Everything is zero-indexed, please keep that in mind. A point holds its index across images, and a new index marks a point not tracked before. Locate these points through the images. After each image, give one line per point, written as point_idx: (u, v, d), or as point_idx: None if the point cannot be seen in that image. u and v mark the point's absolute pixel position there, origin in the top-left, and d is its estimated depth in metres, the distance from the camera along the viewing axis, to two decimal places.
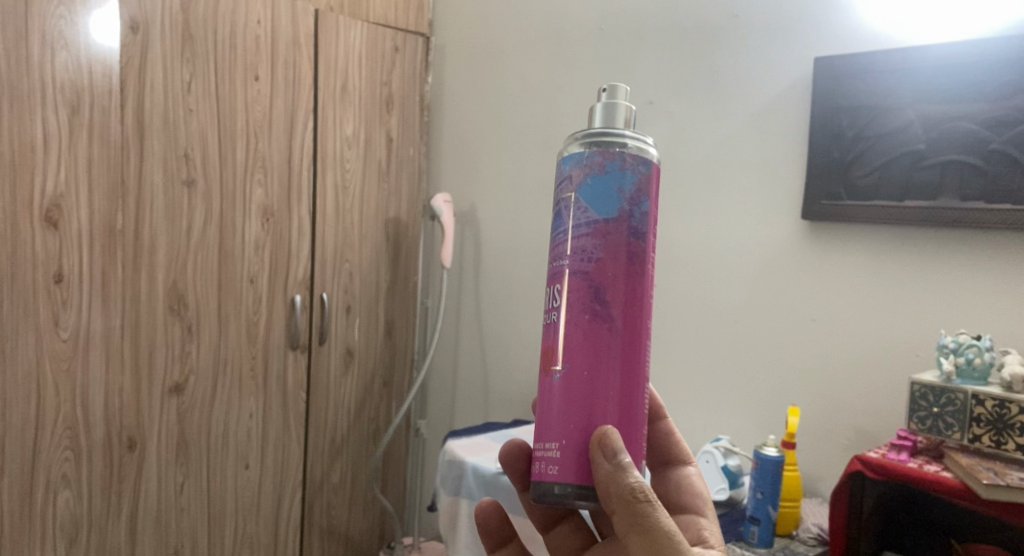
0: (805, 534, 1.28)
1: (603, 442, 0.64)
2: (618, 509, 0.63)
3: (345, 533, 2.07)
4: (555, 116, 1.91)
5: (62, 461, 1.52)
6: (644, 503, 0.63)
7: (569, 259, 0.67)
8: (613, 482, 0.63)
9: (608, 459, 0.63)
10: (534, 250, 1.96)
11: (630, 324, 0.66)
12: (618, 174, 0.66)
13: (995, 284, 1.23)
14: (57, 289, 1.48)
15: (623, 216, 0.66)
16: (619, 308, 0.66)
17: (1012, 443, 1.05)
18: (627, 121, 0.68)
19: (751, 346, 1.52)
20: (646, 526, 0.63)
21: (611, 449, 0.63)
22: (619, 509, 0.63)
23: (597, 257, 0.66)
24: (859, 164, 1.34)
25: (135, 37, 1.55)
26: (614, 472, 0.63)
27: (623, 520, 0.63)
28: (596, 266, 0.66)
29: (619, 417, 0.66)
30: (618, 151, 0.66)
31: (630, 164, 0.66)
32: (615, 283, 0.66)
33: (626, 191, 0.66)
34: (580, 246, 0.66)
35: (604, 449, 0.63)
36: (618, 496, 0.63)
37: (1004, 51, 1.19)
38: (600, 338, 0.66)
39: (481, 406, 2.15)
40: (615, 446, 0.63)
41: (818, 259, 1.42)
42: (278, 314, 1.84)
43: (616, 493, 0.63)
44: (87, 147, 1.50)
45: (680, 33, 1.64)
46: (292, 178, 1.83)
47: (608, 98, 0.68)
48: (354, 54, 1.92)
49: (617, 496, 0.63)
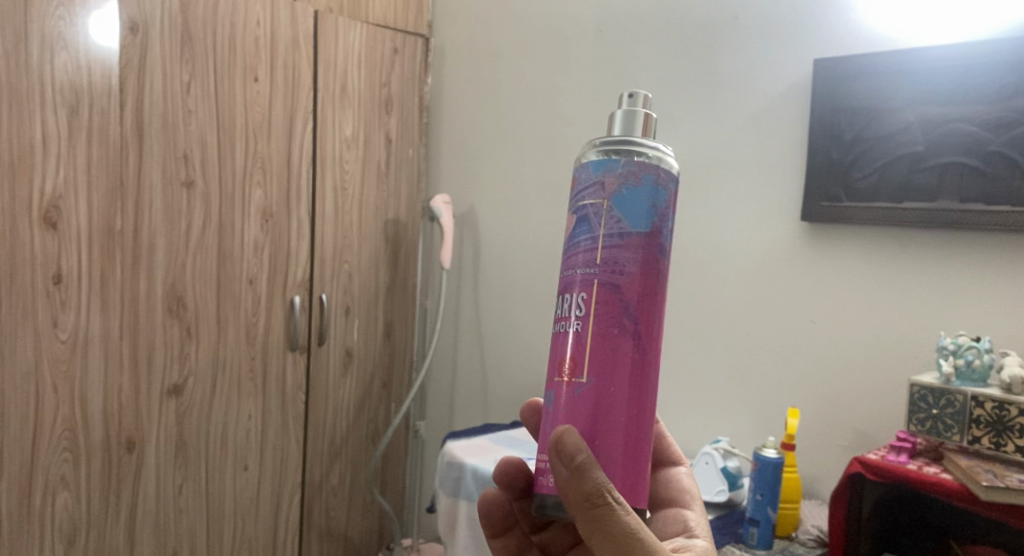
0: (804, 536, 1.28)
1: (562, 443, 0.63)
2: (578, 513, 0.63)
3: (343, 535, 2.06)
4: (554, 118, 1.91)
5: (60, 463, 1.51)
6: (602, 508, 0.62)
7: (600, 270, 0.66)
8: (569, 486, 0.63)
9: (563, 463, 0.63)
10: (534, 252, 1.96)
11: (652, 338, 0.67)
12: (653, 189, 0.67)
13: (994, 286, 1.23)
14: (55, 290, 1.48)
15: (655, 232, 0.67)
16: (645, 321, 0.66)
17: (1011, 445, 1.05)
18: (647, 129, 0.68)
19: (750, 347, 1.52)
20: (605, 531, 0.62)
21: (567, 451, 0.63)
22: (578, 514, 0.63)
23: (630, 271, 0.66)
24: (858, 166, 1.34)
25: (134, 38, 1.55)
26: (569, 477, 0.63)
27: (583, 525, 0.63)
28: (626, 278, 0.66)
29: (639, 432, 0.66)
30: (653, 165, 0.67)
31: (663, 180, 0.67)
32: (645, 299, 0.66)
33: (659, 206, 0.67)
34: (610, 257, 0.66)
35: (561, 452, 0.63)
36: (575, 501, 0.63)
37: (1003, 53, 1.19)
38: (628, 352, 0.66)
39: (480, 407, 2.15)
40: (572, 448, 0.63)
41: (817, 261, 1.42)
42: (277, 316, 1.84)
43: (573, 498, 0.63)
44: (86, 149, 1.50)
45: (679, 35, 1.64)
46: (291, 180, 1.83)
47: (630, 105, 0.68)
48: (354, 56, 1.92)
49: (575, 502, 0.63)
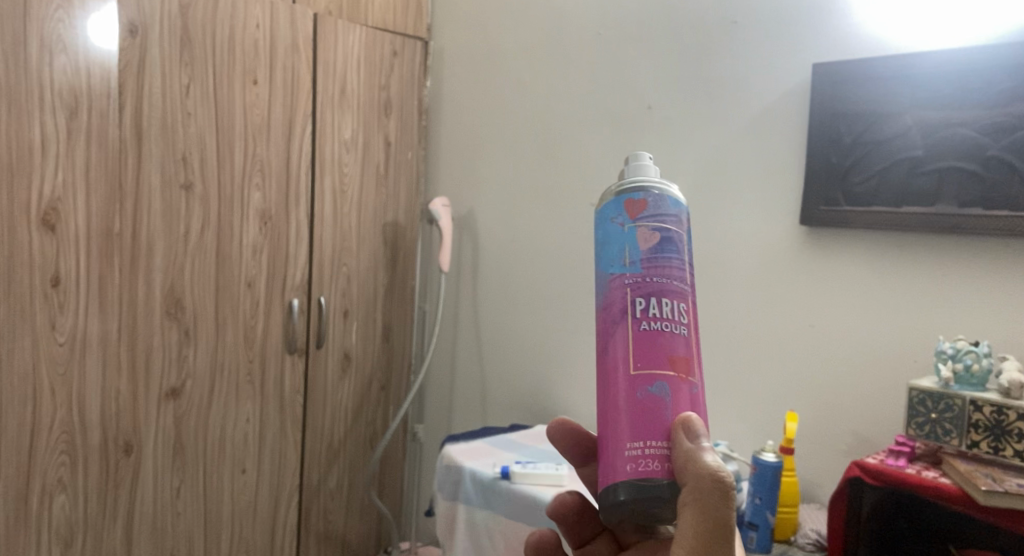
0: (803, 540, 1.28)
1: (688, 424, 0.64)
2: (702, 493, 0.61)
3: (341, 538, 2.06)
4: (554, 120, 1.91)
5: (58, 466, 1.51)
6: (719, 494, 0.62)
7: (691, 289, 0.68)
8: (694, 459, 0.62)
9: (691, 439, 0.63)
10: (533, 254, 1.96)
11: None
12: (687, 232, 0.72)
13: (992, 290, 1.23)
14: (54, 292, 1.47)
15: None
16: None
17: (1010, 449, 1.05)
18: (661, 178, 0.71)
19: (750, 351, 1.52)
20: (711, 515, 0.62)
21: (696, 433, 0.63)
22: (690, 493, 0.62)
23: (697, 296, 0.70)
24: (857, 170, 1.35)
25: (133, 40, 1.55)
26: (700, 456, 0.62)
27: (695, 507, 0.62)
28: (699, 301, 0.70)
29: None
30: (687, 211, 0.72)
31: None
32: None
33: None
34: (693, 281, 0.68)
35: (689, 430, 0.64)
36: (698, 481, 0.62)
37: (1001, 57, 1.19)
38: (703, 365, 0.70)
39: (478, 410, 2.15)
40: (700, 430, 0.64)
41: (816, 265, 1.42)
42: (275, 318, 1.84)
43: (695, 473, 0.62)
44: (85, 151, 1.49)
45: (679, 39, 1.64)
46: (289, 181, 1.83)
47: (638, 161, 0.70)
48: (353, 58, 1.92)
49: (693, 477, 0.62)
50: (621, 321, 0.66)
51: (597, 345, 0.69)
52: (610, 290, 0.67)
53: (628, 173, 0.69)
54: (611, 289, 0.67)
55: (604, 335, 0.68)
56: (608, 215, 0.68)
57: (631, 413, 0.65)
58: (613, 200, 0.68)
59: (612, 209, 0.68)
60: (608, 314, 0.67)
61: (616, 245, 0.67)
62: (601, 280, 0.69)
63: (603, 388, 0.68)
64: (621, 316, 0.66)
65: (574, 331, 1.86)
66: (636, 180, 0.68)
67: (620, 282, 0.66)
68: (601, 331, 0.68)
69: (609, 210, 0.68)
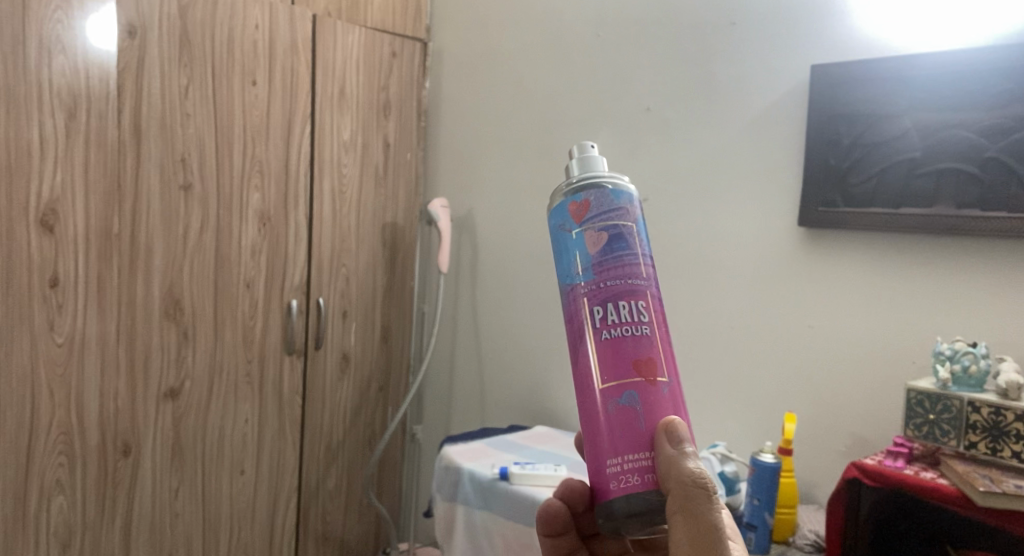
0: (801, 541, 1.28)
1: (668, 427, 0.64)
2: (687, 496, 0.63)
3: (340, 539, 2.06)
4: (552, 122, 1.91)
5: (56, 467, 1.51)
6: (702, 493, 0.63)
7: (648, 283, 0.67)
8: (675, 466, 0.62)
9: (671, 443, 0.63)
10: (531, 255, 1.96)
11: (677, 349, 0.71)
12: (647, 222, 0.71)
13: (990, 291, 1.23)
14: (52, 294, 1.47)
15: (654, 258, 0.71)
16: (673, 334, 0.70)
17: (1008, 450, 1.05)
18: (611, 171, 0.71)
19: (749, 352, 1.53)
20: (698, 516, 0.63)
21: (678, 437, 0.63)
22: (677, 500, 0.63)
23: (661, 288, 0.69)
24: (855, 171, 1.35)
25: (132, 41, 1.55)
26: (684, 461, 0.62)
27: (682, 512, 0.63)
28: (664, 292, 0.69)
29: None
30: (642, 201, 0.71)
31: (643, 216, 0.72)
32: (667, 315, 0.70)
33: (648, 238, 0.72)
34: (652, 273, 0.67)
35: (669, 434, 0.63)
36: (683, 486, 0.62)
37: (999, 59, 1.20)
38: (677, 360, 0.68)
39: (477, 411, 2.15)
40: (681, 433, 0.63)
41: (815, 266, 1.42)
42: (274, 319, 1.84)
43: (676, 479, 0.62)
44: (84, 152, 1.49)
45: (677, 41, 1.64)
46: (289, 182, 1.83)
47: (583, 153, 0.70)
48: (352, 59, 1.93)
49: (676, 482, 0.63)
50: (583, 333, 0.66)
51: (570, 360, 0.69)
52: (571, 301, 0.67)
53: (570, 175, 0.70)
54: (570, 300, 0.67)
55: (571, 350, 0.68)
56: (556, 223, 0.69)
57: (607, 427, 0.65)
58: (557, 206, 0.69)
59: (557, 217, 0.68)
60: (571, 328, 0.67)
61: (568, 253, 0.67)
62: (562, 292, 0.69)
63: (579, 403, 0.68)
64: (582, 328, 0.66)
65: None
66: (577, 180, 0.68)
67: (576, 291, 0.67)
68: (569, 345, 0.68)
69: (555, 218, 0.69)
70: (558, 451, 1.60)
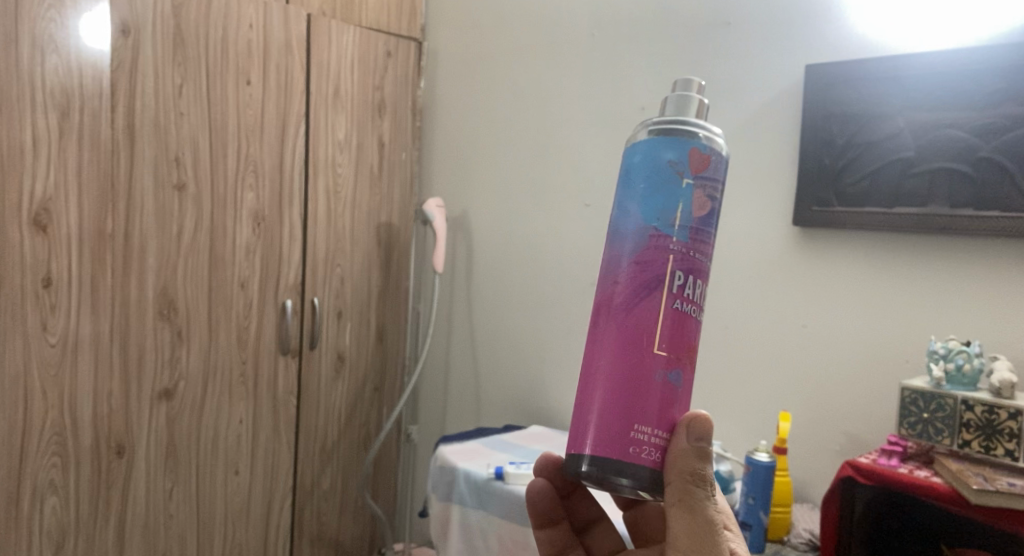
0: (796, 540, 1.28)
1: (691, 420, 0.67)
2: (683, 487, 0.66)
3: (335, 539, 2.06)
4: (547, 121, 1.91)
5: (49, 468, 1.50)
6: (701, 489, 0.67)
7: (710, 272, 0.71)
8: (681, 459, 0.66)
9: (689, 436, 0.66)
10: (526, 255, 1.96)
11: None
12: None
13: (983, 291, 1.24)
14: (45, 293, 1.46)
15: None
16: None
17: (1001, 448, 1.06)
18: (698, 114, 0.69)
19: (744, 352, 1.53)
20: (693, 508, 0.67)
21: (696, 432, 0.66)
22: (675, 491, 0.66)
23: None
24: (849, 171, 1.35)
25: (126, 40, 1.54)
26: (690, 453, 0.66)
27: (676, 501, 0.67)
28: None
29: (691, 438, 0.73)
30: None
31: None
32: None
33: None
34: None
35: (691, 429, 0.66)
36: (682, 478, 0.66)
37: (991, 59, 1.20)
38: None
39: (472, 411, 2.15)
40: (702, 431, 0.66)
41: (808, 265, 1.43)
42: (269, 319, 1.83)
43: (678, 472, 0.66)
44: (77, 152, 1.49)
45: (672, 41, 1.64)
46: (283, 181, 1.82)
47: (681, 90, 0.69)
48: (346, 59, 1.92)
49: (677, 474, 0.66)
50: (655, 289, 0.66)
51: (619, 302, 0.68)
52: (651, 245, 0.67)
53: (676, 112, 0.68)
54: (652, 245, 0.67)
55: (631, 296, 0.67)
56: (667, 154, 0.67)
57: (643, 390, 0.66)
58: (674, 142, 0.67)
59: (671, 152, 0.67)
60: (647, 271, 0.67)
61: (672, 196, 0.67)
62: (638, 229, 0.67)
63: (615, 350, 0.67)
64: (658, 283, 0.66)
65: (569, 332, 1.86)
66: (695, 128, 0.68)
67: (666, 241, 0.67)
68: (628, 288, 0.67)
69: (666, 151, 0.67)
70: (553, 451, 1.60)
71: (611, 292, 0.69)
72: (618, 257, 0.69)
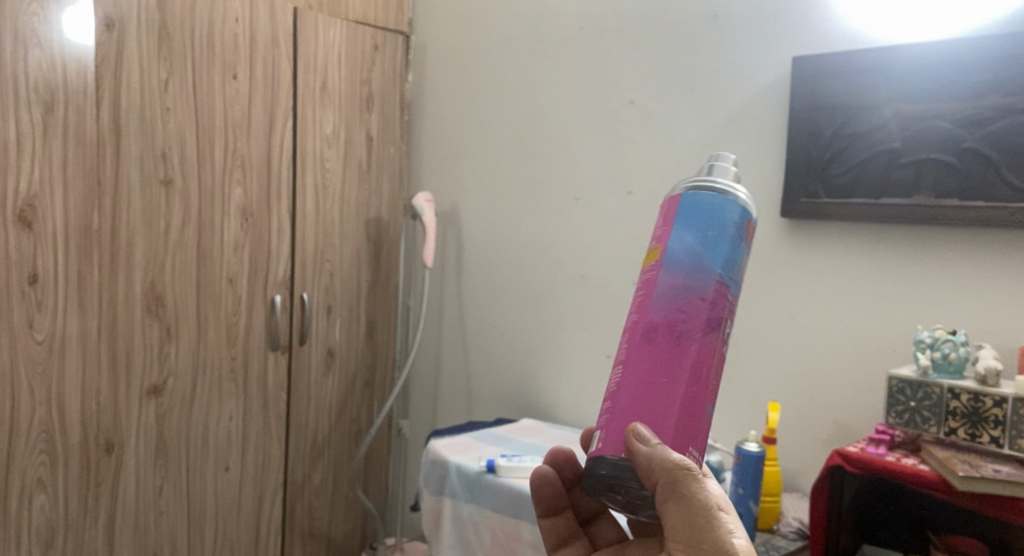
0: (786, 529, 1.30)
1: None
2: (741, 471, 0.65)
3: (326, 534, 2.06)
4: (536, 115, 1.91)
5: (37, 466, 1.49)
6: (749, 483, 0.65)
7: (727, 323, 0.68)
8: (654, 466, 0.58)
9: None
10: (517, 248, 1.96)
11: None
12: None
13: (969, 280, 1.24)
14: (31, 290, 1.45)
15: None
16: None
17: (986, 436, 1.07)
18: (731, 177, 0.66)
19: (735, 342, 1.54)
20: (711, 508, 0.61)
21: None
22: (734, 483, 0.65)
23: None
24: (836, 163, 1.36)
25: (110, 35, 1.52)
26: None
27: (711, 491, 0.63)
28: None
29: None
30: None
31: None
32: None
33: None
34: None
35: None
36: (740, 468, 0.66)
37: (976, 50, 1.20)
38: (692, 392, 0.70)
39: (463, 405, 2.15)
40: None
41: (797, 257, 1.44)
42: (258, 315, 1.83)
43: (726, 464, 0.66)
44: (62, 148, 1.47)
45: (659, 34, 1.65)
46: (271, 176, 1.82)
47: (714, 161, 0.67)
48: (334, 53, 1.92)
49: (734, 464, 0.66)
50: (714, 329, 0.62)
51: (680, 335, 0.61)
52: (716, 289, 0.62)
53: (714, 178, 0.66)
54: (717, 290, 0.62)
55: (695, 329, 0.61)
56: (735, 215, 0.63)
57: (688, 419, 0.61)
58: (739, 205, 0.64)
59: (739, 214, 0.63)
60: (710, 316, 0.62)
61: (734, 253, 0.63)
62: (706, 267, 0.62)
63: (670, 376, 0.61)
64: (718, 325, 0.62)
65: (560, 326, 1.86)
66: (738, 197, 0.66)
67: (727, 292, 0.62)
68: (692, 321, 0.61)
69: (733, 210, 0.63)
70: (544, 443, 1.61)
71: (672, 317, 0.62)
72: (680, 289, 0.62)
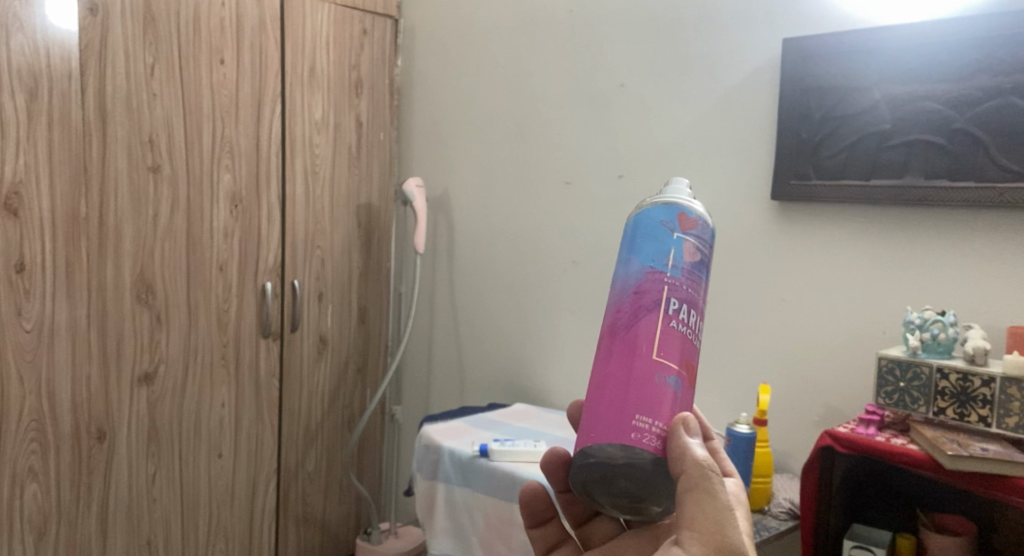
0: (776, 509, 1.31)
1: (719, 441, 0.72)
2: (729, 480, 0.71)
3: (320, 520, 2.06)
4: (526, 99, 1.90)
5: (28, 454, 1.48)
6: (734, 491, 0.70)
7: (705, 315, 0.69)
8: (688, 455, 0.62)
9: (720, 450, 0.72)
10: (507, 233, 1.96)
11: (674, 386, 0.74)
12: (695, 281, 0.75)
13: (958, 262, 1.25)
14: (19, 279, 1.44)
15: None
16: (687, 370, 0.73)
17: (975, 415, 1.08)
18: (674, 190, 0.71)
19: (726, 326, 1.55)
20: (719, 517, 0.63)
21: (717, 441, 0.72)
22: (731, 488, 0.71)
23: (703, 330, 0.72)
24: (826, 145, 1.36)
25: (94, 18, 1.50)
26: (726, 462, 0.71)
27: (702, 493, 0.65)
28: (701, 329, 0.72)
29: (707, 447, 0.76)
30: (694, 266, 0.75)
31: None
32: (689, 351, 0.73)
33: None
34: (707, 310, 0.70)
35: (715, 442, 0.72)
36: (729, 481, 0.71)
37: (966, 30, 1.20)
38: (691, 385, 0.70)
39: (455, 390, 2.15)
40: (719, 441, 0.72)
41: (787, 240, 1.44)
42: (248, 301, 1.82)
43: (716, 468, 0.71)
44: (47, 134, 1.45)
45: (648, 16, 1.64)
46: (260, 161, 1.80)
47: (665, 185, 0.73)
48: (322, 37, 1.90)
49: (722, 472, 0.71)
50: (650, 309, 0.65)
51: (618, 326, 0.67)
52: (646, 278, 0.66)
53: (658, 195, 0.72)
54: (646, 279, 0.66)
55: (630, 317, 0.66)
56: (659, 216, 0.68)
57: (641, 391, 0.64)
58: (663, 206, 0.69)
59: (662, 212, 0.68)
60: (643, 300, 0.66)
61: (664, 245, 0.67)
62: (636, 266, 0.67)
63: (614, 361, 0.66)
64: (654, 306, 0.65)
65: (551, 311, 1.86)
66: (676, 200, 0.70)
67: (661, 277, 0.66)
68: (625, 312, 0.67)
69: (657, 212, 0.68)
70: (538, 427, 1.61)
71: (613, 317, 0.68)
72: (616, 293, 0.68)
